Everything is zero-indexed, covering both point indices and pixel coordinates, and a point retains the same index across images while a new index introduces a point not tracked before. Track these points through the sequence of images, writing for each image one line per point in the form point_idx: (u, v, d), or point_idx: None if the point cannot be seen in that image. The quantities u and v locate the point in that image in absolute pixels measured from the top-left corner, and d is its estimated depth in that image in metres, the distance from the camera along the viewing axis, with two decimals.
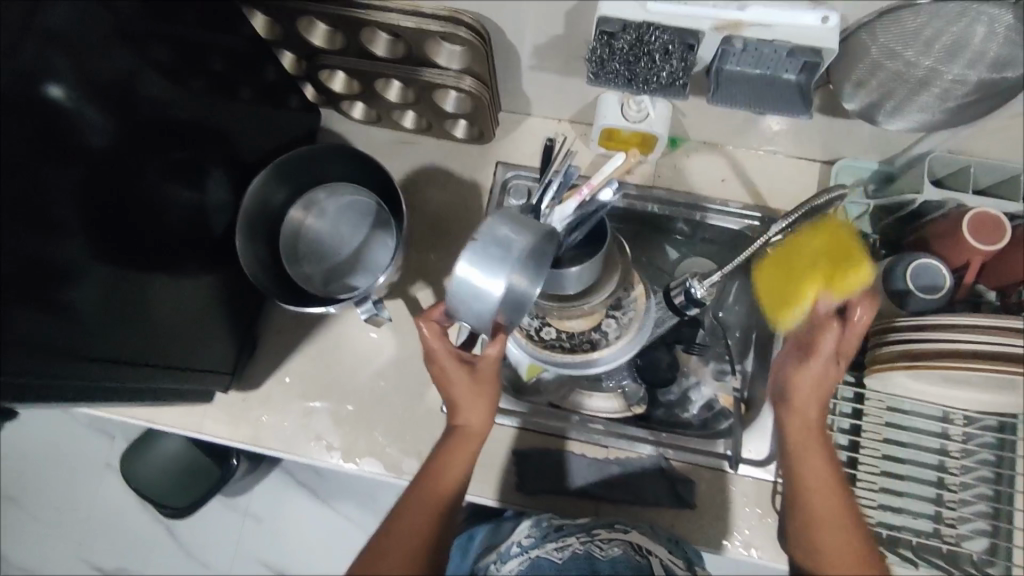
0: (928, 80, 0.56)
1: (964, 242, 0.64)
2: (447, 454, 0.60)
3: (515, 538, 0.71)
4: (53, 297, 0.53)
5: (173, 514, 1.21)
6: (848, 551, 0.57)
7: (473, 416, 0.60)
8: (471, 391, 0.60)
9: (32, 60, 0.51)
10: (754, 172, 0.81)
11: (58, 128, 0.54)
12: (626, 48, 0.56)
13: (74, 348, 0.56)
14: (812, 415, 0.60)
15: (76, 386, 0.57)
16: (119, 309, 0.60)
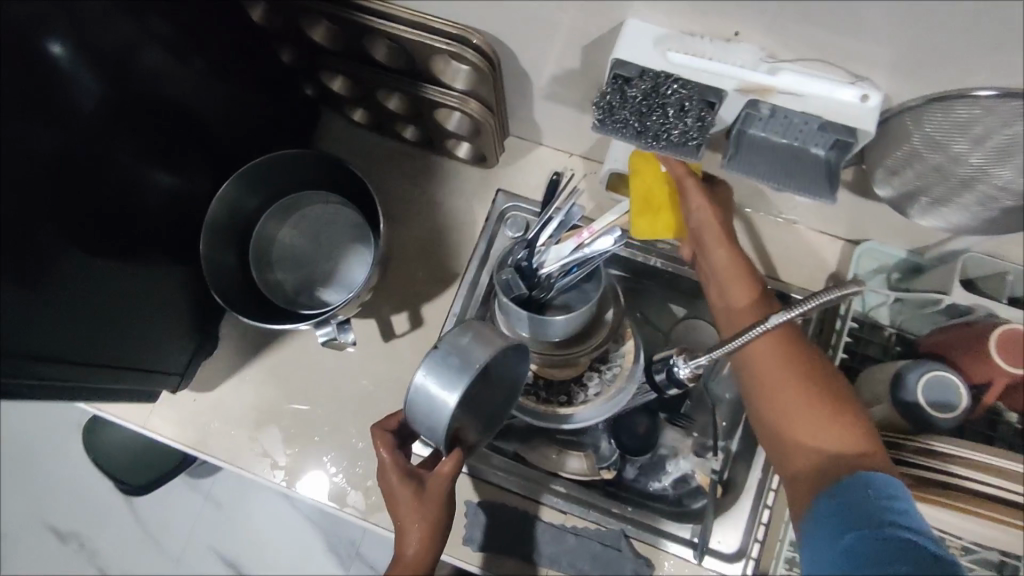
0: (970, 180, 0.49)
1: (987, 357, 0.57)
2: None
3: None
4: (18, 268, 0.50)
5: (129, 492, 1.16)
6: (789, 375, 0.52)
7: (416, 542, 0.55)
8: (417, 514, 0.55)
9: (30, 13, 0.50)
10: (769, 240, 0.75)
11: (49, 88, 0.52)
12: (640, 96, 0.51)
13: (10, 338, 0.51)
14: (707, 218, 0.63)
15: (30, 369, 0.53)
16: (85, 290, 0.57)
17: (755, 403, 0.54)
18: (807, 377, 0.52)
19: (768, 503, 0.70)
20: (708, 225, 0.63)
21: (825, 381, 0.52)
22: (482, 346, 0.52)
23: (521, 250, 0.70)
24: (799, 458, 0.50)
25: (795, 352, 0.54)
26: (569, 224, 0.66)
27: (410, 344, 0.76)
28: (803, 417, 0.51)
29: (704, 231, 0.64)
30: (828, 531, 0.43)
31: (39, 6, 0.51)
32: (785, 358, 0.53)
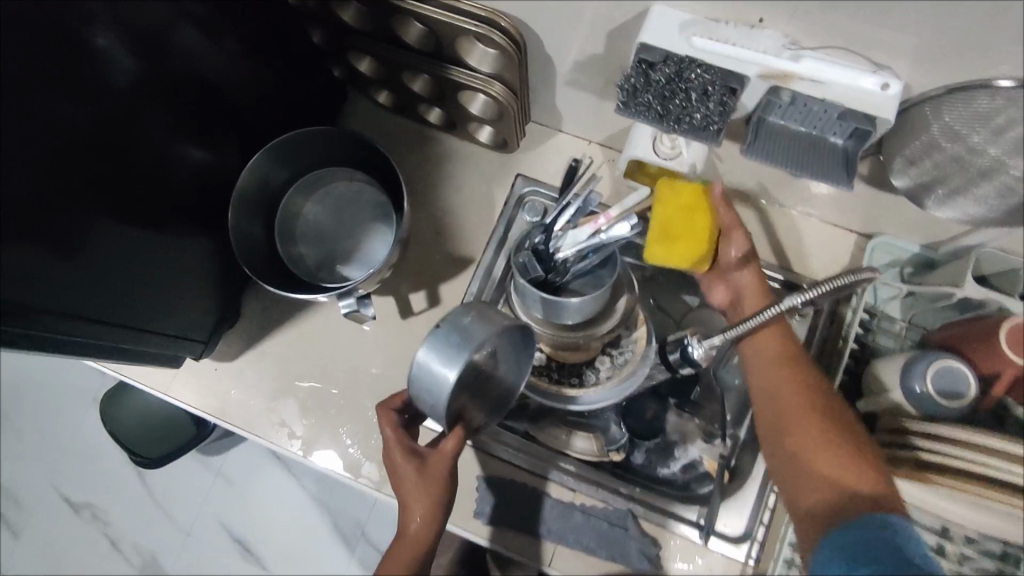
0: (989, 171, 0.50)
1: (997, 350, 0.58)
2: (388, 561, 0.55)
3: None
4: (48, 236, 0.52)
5: (144, 463, 1.19)
6: (801, 413, 0.58)
7: (417, 518, 0.56)
8: (417, 491, 0.56)
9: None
10: (783, 231, 0.76)
11: (86, 68, 0.53)
12: (663, 80, 0.52)
13: (41, 292, 0.53)
14: (751, 287, 0.68)
15: (54, 329, 0.55)
16: (112, 257, 0.59)
17: (777, 448, 0.58)
18: (818, 414, 0.57)
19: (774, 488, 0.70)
20: (749, 282, 0.68)
21: (840, 425, 0.56)
22: (484, 324, 0.54)
23: (538, 234, 0.71)
24: (811, 493, 0.53)
25: (813, 389, 0.59)
26: (587, 210, 0.69)
27: (426, 322, 0.77)
28: (821, 459, 0.54)
29: (744, 289, 0.69)
30: (836, 561, 0.44)
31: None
32: (801, 403, 0.58)
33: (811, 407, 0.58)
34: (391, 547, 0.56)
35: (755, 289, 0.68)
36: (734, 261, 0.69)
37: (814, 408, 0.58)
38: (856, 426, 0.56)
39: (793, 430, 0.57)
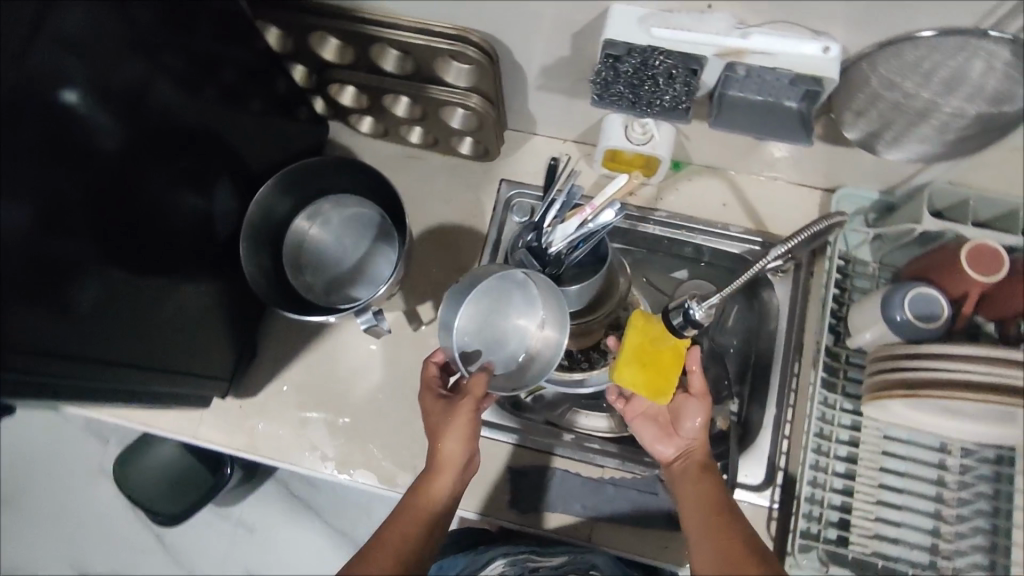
0: (926, 112, 0.57)
1: (963, 271, 0.64)
2: (417, 492, 0.59)
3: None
4: (57, 297, 0.54)
5: (163, 521, 1.19)
6: (720, 533, 0.55)
7: (451, 450, 0.60)
8: (452, 427, 0.61)
9: (50, 67, 0.52)
10: (755, 197, 0.82)
11: (74, 134, 0.55)
12: (630, 71, 0.57)
13: (65, 344, 0.55)
14: (697, 438, 0.65)
15: (73, 382, 0.57)
16: (122, 307, 0.61)
17: None
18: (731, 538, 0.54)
19: (785, 434, 0.75)
20: (698, 442, 0.65)
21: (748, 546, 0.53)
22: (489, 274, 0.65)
23: (528, 234, 0.75)
24: None
25: (726, 515, 0.57)
26: (571, 202, 0.72)
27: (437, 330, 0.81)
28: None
29: (693, 447, 0.65)
30: None
31: (59, 58, 0.52)
32: (716, 534, 0.55)
33: (726, 530, 0.55)
34: (422, 479, 0.61)
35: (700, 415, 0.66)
36: (692, 416, 0.66)
37: (731, 530, 0.55)
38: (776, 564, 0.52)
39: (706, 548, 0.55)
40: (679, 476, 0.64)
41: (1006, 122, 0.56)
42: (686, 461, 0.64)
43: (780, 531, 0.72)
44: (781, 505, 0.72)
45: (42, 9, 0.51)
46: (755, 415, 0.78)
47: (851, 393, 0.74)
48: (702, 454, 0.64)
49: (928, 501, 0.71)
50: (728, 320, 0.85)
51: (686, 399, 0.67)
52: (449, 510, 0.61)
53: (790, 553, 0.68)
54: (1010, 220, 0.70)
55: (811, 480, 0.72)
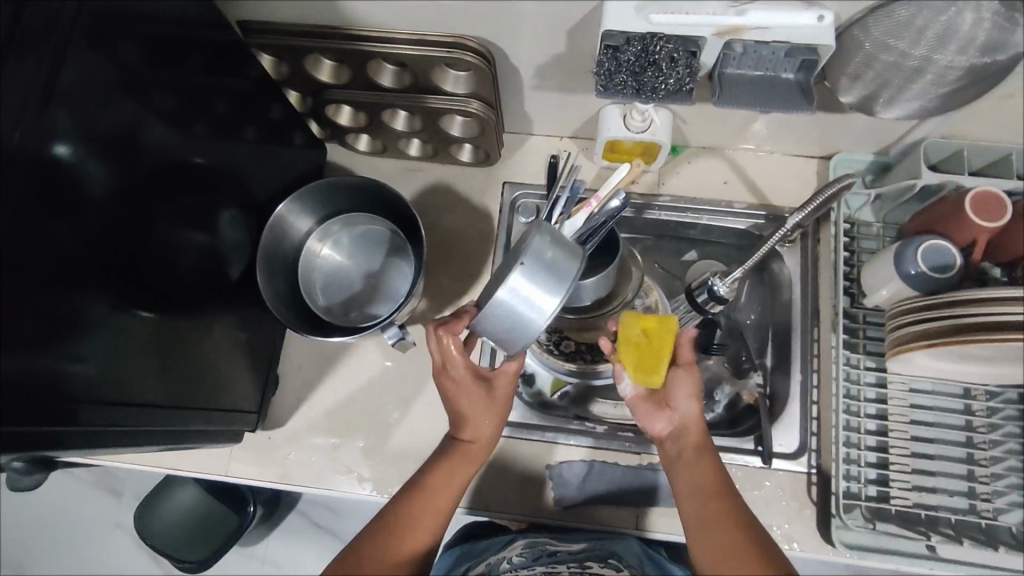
0: (921, 68, 0.58)
1: (969, 219, 0.66)
2: (447, 469, 0.62)
3: (506, 557, 0.70)
4: (67, 351, 0.52)
5: (193, 567, 1.17)
6: (729, 521, 0.55)
7: (484, 431, 0.64)
8: (488, 412, 0.64)
9: (32, 120, 0.49)
10: (754, 173, 0.83)
11: (63, 187, 0.52)
12: (632, 59, 0.58)
13: (86, 390, 0.54)
14: (687, 420, 0.62)
15: (96, 428, 0.55)
16: (136, 351, 0.59)
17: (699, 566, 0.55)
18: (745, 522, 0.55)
19: (814, 400, 0.76)
20: (692, 419, 0.62)
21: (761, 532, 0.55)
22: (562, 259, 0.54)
23: None
24: None
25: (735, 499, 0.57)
26: (576, 197, 0.72)
27: None
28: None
29: (688, 425, 0.62)
30: None
31: (49, 111, 0.50)
32: (725, 521, 0.55)
33: (737, 515, 0.56)
34: (452, 453, 0.63)
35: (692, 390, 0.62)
36: (684, 392, 0.62)
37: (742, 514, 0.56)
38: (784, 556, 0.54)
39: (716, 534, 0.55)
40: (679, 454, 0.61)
41: (998, 70, 0.58)
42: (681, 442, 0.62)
43: (821, 495, 0.72)
44: (819, 469, 0.73)
45: (52, 68, 0.50)
46: (781, 384, 0.79)
47: (873, 351, 0.75)
48: (697, 430, 0.62)
49: (960, 447, 0.73)
50: (742, 295, 0.86)
51: (679, 373, 0.62)
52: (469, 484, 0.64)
53: (836, 515, 0.69)
54: (1005, 165, 0.72)
55: (845, 440, 0.73)
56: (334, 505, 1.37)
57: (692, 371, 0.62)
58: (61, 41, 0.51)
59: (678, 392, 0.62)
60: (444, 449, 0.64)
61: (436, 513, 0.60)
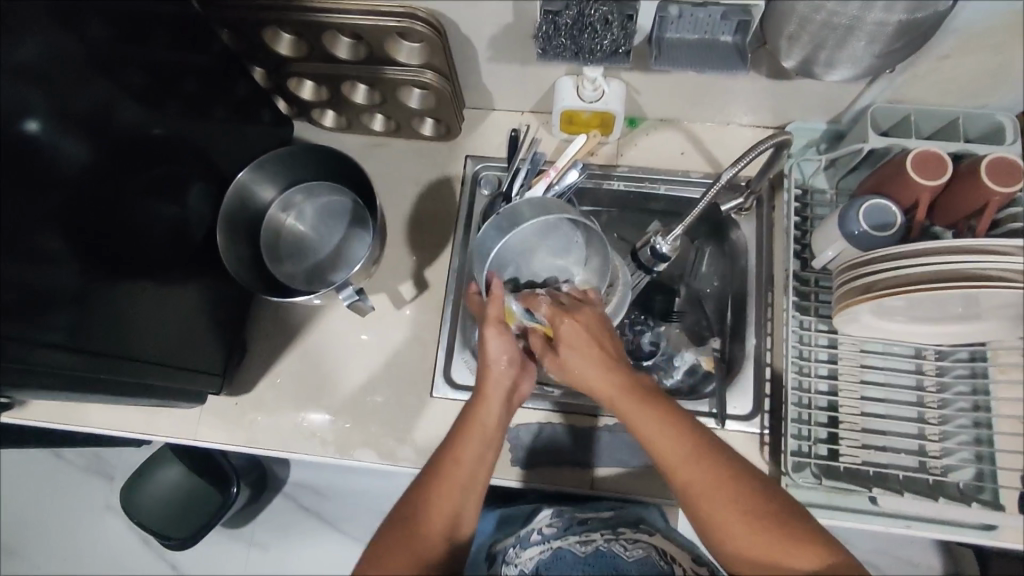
0: (852, 26, 0.59)
1: (910, 179, 0.67)
2: (466, 439, 0.61)
3: (537, 529, 0.77)
4: (31, 317, 0.55)
5: (175, 545, 1.19)
6: (730, 494, 0.55)
7: (498, 381, 0.63)
8: (496, 363, 0.63)
9: (9, 99, 0.54)
10: (711, 143, 0.85)
11: (31, 160, 0.56)
12: (569, 23, 0.60)
13: (56, 340, 0.57)
14: (600, 379, 0.61)
15: (63, 374, 0.58)
16: (107, 311, 0.62)
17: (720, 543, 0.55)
18: (751, 484, 0.55)
19: (767, 362, 0.77)
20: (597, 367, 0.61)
21: (769, 495, 0.55)
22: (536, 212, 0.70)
23: (500, 202, 0.81)
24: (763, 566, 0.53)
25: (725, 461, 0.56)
26: (536, 168, 0.78)
27: (421, 306, 0.83)
28: (787, 556, 0.52)
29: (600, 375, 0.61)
30: None
31: (17, 91, 0.54)
32: (730, 488, 0.55)
33: (731, 482, 0.55)
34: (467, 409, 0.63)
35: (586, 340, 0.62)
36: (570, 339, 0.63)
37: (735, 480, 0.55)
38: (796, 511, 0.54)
39: (717, 507, 0.55)
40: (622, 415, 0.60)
41: (928, 29, 0.59)
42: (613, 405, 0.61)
43: (772, 454, 0.74)
44: (771, 429, 0.75)
45: (11, 46, 0.53)
46: (737, 350, 0.80)
47: (824, 314, 0.77)
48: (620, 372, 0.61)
49: (911, 406, 0.74)
50: (704, 262, 0.88)
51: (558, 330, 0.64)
52: (499, 437, 0.63)
53: (785, 474, 0.70)
54: (952, 130, 0.74)
55: (797, 400, 0.74)
56: (321, 487, 1.39)
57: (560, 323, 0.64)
58: (23, 20, 0.54)
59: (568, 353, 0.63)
60: (461, 413, 0.63)
61: (466, 484, 0.59)
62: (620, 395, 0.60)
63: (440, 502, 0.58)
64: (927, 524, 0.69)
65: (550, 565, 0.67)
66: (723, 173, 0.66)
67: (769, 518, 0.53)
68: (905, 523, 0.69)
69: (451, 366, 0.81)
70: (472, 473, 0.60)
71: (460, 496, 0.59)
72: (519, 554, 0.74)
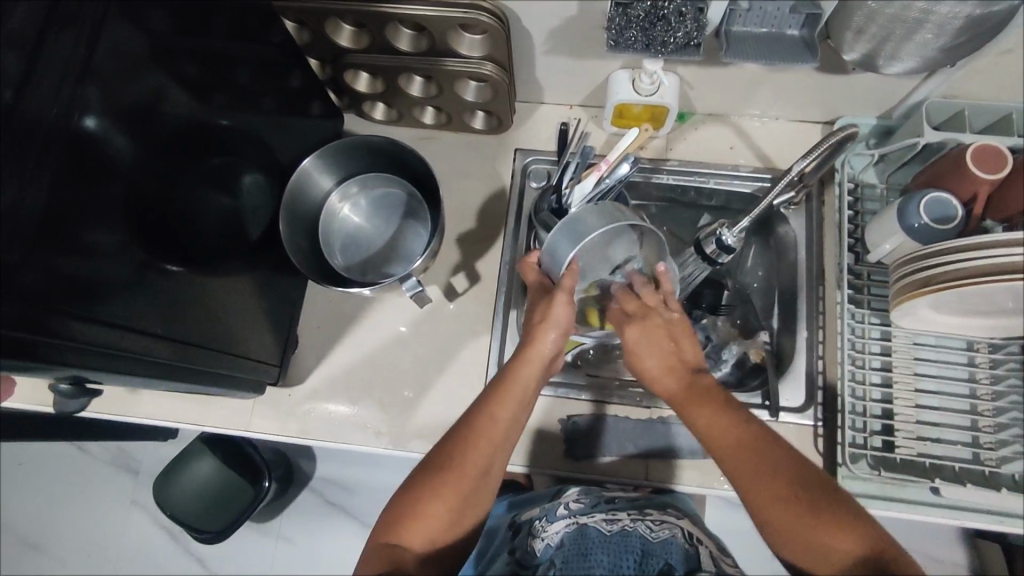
0: (921, 20, 0.59)
1: (971, 172, 0.68)
2: (503, 397, 0.62)
3: (563, 503, 0.74)
4: (90, 314, 0.53)
5: (208, 540, 1.17)
6: (776, 486, 0.56)
7: (550, 343, 0.63)
8: (546, 327, 0.63)
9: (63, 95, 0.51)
10: (760, 138, 0.86)
11: (93, 158, 0.53)
12: (643, 15, 0.61)
13: (135, 325, 0.58)
14: (667, 382, 0.64)
15: (137, 362, 0.59)
16: (173, 299, 0.63)
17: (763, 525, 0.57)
18: (787, 475, 0.56)
19: (819, 355, 0.78)
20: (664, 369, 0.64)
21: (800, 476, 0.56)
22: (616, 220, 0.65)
23: (550, 195, 0.79)
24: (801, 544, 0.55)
25: (775, 453, 0.58)
26: (586, 161, 0.76)
27: (473, 298, 0.84)
28: (812, 540, 0.54)
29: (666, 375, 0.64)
30: None
31: (76, 84, 0.51)
32: (779, 479, 0.56)
33: (785, 477, 0.56)
34: (512, 364, 0.63)
35: (652, 340, 0.64)
36: (641, 341, 0.64)
37: (790, 475, 0.56)
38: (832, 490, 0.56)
39: (762, 497, 0.57)
40: (686, 417, 0.62)
41: (996, 24, 0.60)
42: (678, 406, 0.63)
43: (827, 446, 0.74)
44: (826, 421, 0.75)
45: (89, 43, 0.52)
46: (787, 343, 0.81)
47: (877, 308, 0.77)
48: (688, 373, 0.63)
49: (964, 399, 0.74)
50: (748, 259, 0.89)
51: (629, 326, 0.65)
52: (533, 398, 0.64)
53: (842, 465, 0.71)
54: (1005, 125, 0.75)
55: (851, 391, 0.75)
56: (347, 483, 1.38)
57: (634, 317, 0.65)
58: (98, 13, 0.52)
59: (642, 355, 0.65)
60: (501, 372, 0.63)
61: (498, 441, 0.61)
62: (686, 394, 0.62)
63: (478, 452, 0.60)
64: (979, 514, 0.70)
65: (578, 543, 0.65)
66: (793, 165, 0.67)
67: (802, 507, 0.55)
68: (961, 513, 0.70)
69: (503, 358, 0.81)
70: (505, 432, 0.61)
71: (496, 447, 0.61)
72: (546, 528, 0.71)
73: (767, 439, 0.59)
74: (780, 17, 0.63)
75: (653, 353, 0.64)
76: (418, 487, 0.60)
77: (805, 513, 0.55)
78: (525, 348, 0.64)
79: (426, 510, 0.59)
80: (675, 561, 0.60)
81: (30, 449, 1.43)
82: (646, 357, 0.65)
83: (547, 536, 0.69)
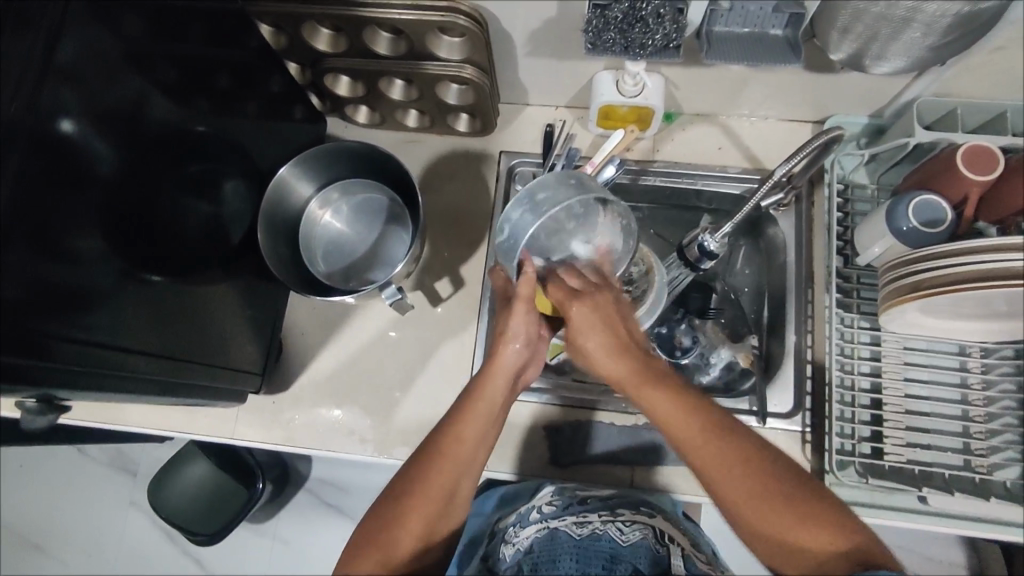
0: (908, 18, 0.57)
1: (963, 173, 0.66)
2: (470, 414, 0.60)
3: (537, 506, 0.72)
4: (71, 325, 0.53)
5: (202, 541, 1.19)
6: (744, 480, 0.55)
7: (513, 354, 0.61)
8: (509, 339, 0.61)
9: (37, 96, 0.50)
10: (748, 137, 0.84)
11: (70, 159, 0.53)
12: (620, 17, 0.60)
13: (115, 339, 0.58)
14: (609, 361, 0.60)
15: (117, 375, 0.59)
16: (153, 311, 0.62)
17: (735, 519, 0.56)
18: (753, 463, 0.55)
19: (808, 360, 0.77)
20: (601, 348, 0.59)
21: (771, 477, 0.55)
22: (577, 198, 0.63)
23: None
24: (781, 536, 0.54)
25: (739, 441, 0.56)
26: (571, 165, 0.75)
27: (457, 304, 0.83)
28: (794, 534, 0.53)
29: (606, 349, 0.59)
30: None
31: (54, 85, 0.51)
32: (745, 470, 0.55)
33: (749, 469, 0.55)
34: (481, 376, 0.61)
35: (600, 317, 0.59)
36: (586, 319, 0.59)
37: (755, 467, 0.55)
38: (795, 481, 0.55)
39: (725, 486, 0.55)
40: (635, 398, 0.59)
41: (986, 21, 0.58)
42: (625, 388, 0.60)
43: (815, 453, 0.73)
44: (813, 426, 0.74)
45: (54, 43, 0.50)
46: (776, 348, 0.79)
47: (867, 311, 0.76)
48: (626, 351, 0.59)
49: (956, 406, 0.73)
50: (737, 260, 0.87)
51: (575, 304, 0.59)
52: (502, 413, 0.62)
53: (830, 472, 0.70)
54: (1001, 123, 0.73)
55: (840, 398, 0.73)
56: (342, 484, 1.38)
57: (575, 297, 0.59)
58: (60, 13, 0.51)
59: (586, 332, 0.59)
60: (465, 391, 0.61)
61: (461, 462, 0.59)
62: (628, 378, 0.59)
63: (442, 473, 0.58)
64: (971, 523, 0.69)
65: (547, 548, 0.65)
66: (776, 169, 0.65)
67: (775, 495, 0.54)
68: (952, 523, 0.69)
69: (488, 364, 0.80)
70: (474, 451, 0.60)
71: (462, 469, 0.59)
72: (518, 534, 0.70)
73: (713, 419, 0.57)
74: (763, 16, 0.62)
75: (586, 330, 0.59)
76: (384, 517, 0.58)
77: (770, 499, 0.54)
78: (490, 359, 0.62)
79: (392, 538, 0.57)
80: (641, 566, 0.61)
81: (29, 451, 1.44)
82: (584, 334, 0.59)
83: (522, 544, 0.68)
